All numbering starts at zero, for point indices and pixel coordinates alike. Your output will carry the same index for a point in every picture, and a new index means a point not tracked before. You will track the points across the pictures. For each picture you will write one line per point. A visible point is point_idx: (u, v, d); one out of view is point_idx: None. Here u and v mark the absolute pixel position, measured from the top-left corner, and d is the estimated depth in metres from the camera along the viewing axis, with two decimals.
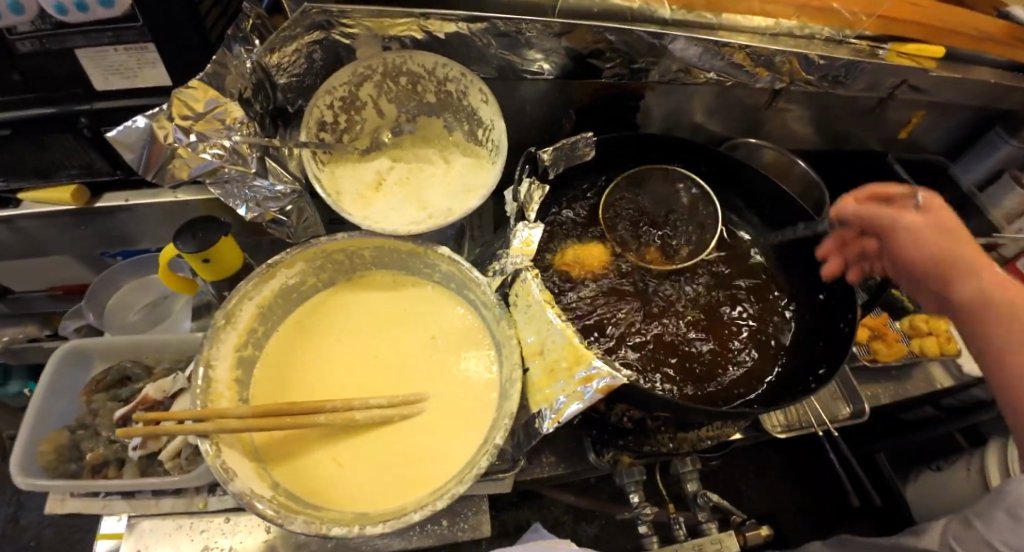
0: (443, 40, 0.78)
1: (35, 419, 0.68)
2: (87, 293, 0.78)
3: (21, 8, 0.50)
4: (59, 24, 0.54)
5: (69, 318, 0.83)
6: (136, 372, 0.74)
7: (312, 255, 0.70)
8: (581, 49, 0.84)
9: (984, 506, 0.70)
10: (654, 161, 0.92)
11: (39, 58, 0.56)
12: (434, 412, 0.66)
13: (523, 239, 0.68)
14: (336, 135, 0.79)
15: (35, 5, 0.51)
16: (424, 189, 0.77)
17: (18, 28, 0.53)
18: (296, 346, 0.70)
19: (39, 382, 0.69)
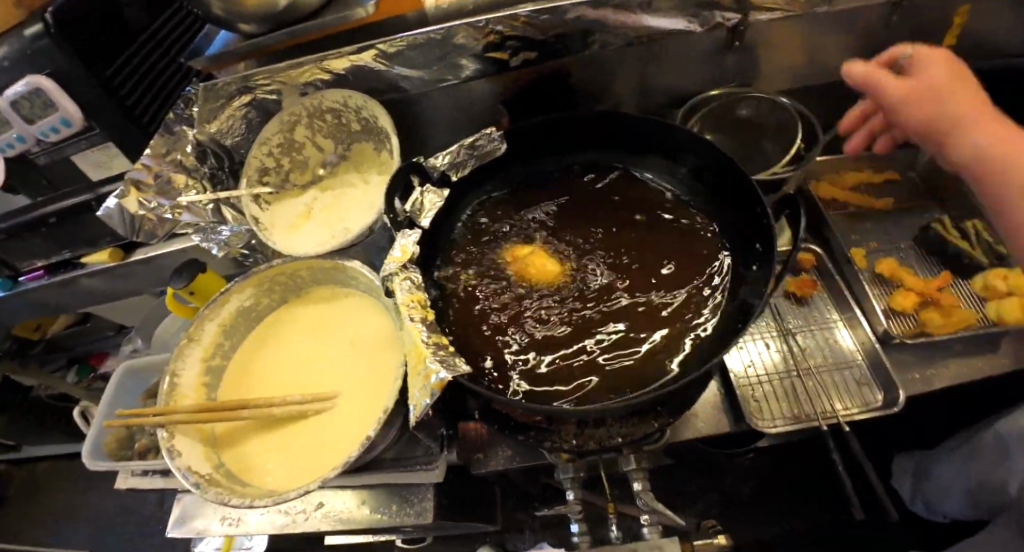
0: (346, 75, 0.85)
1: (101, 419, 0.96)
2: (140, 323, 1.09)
3: (25, 139, 0.74)
4: (52, 144, 0.77)
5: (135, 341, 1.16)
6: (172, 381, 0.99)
7: (257, 281, 0.84)
8: (477, 46, 0.84)
9: None
10: (567, 141, 0.87)
11: (50, 167, 0.82)
12: (342, 407, 0.76)
13: (399, 247, 0.72)
14: (283, 176, 0.92)
15: (33, 136, 0.74)
16: (345, 212, 0.86)
17: (33, 150, 0.77)
18: (255, 355, 0.86)
19: (104, 391, 0.97)
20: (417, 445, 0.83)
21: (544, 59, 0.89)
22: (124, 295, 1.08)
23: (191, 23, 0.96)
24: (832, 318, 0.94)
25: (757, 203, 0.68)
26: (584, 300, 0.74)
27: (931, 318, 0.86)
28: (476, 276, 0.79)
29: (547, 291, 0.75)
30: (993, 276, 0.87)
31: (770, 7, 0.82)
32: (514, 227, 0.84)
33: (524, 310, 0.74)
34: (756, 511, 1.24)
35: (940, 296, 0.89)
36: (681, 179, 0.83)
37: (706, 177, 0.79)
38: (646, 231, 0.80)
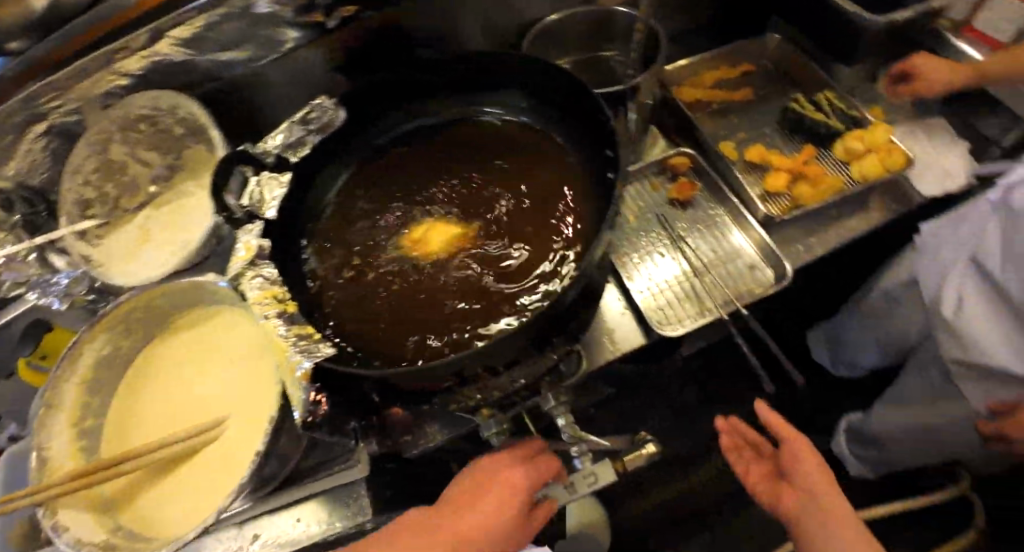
0: (147, 75, 0.76)
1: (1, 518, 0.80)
2: None
3: None
4: None
5: None
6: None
7: (110, 324, 0.75)
8: (290, 14, 0.76)
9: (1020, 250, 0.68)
10: (407, 94, 0.80)
11: None
12: (236, 431, 0.71)
13: (244, 245, 0.65)
14: (114, 204, 0.83)
15: None
16: (187, 225, 0.79)
17: None
18: (134, 403, 0.79)
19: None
20: (334, 445, 0.79)
21: (367, 12, 0.80)
22: None
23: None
24: (716, 213, 0.96)
25: (601, 113, 0.65)
26: (455, 251, 0.69)
27: (801, 191, 0.90)
28: (343, 260, 0.71)
29: (425, 262, 0.69)
30: (851, 140, 0.91)
31: None
32: (379, 204, 0.76)
33: (399, 283, 0.68)
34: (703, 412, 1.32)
35: (806, 169, 0.92)
36: (536, 108, 0.79)
37: (554, 97, 0.76)
38: (507, 167, 0.76)
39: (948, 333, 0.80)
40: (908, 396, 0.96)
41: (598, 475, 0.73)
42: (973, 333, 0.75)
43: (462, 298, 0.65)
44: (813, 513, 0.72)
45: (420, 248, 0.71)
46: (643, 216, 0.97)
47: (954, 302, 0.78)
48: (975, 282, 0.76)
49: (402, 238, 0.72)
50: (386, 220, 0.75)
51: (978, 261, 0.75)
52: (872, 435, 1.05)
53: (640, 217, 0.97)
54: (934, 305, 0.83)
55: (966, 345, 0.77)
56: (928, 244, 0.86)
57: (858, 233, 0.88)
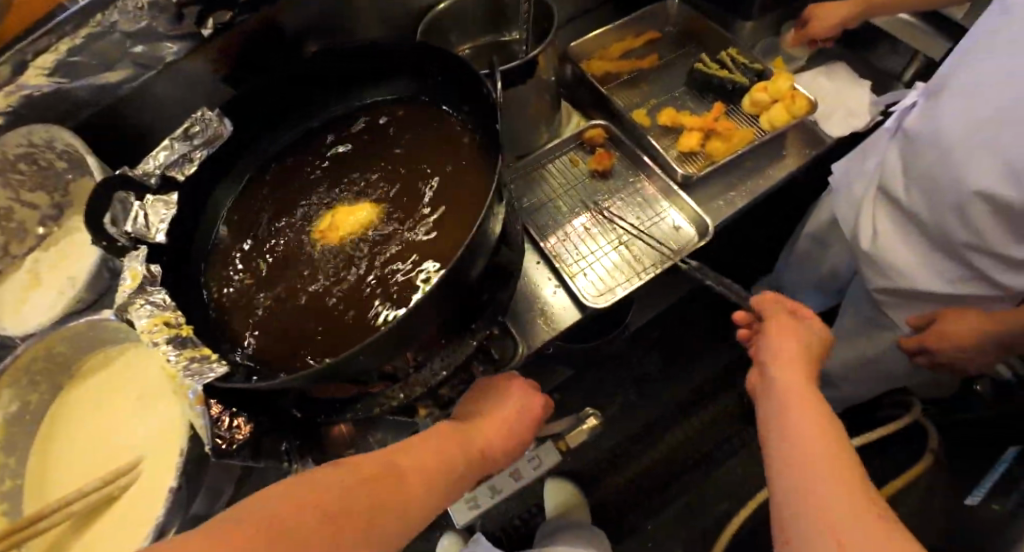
0: (16, 109, 0.72)
1: None
2: None
3: None
4: None
5: None
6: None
7: (10, 379, 0.70)
8: (162, 28, 0.73)
9: (915, 169, 0.71)
10: (296, 96, 0.78)
11: None
12: (160, 468, 0.68)
13: (129, 272, 0.61)
14: (3, 251, 0.79)
15: None
16: (75, 264, 0.74)
17: None
18: (52, 457, 0.74)
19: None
20: (269, 469, 0.75)
21: (244, 16, 0.77)
22: None
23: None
24: (638, 180, 0.95)
25: (481, 84, 0.64)
26: (358, 248, 0.67)
27: (714, 148, 0.91)
28: (252, 264, 0.70)
29: (332, 252, 0.68)
30: (757, 92, 0.92)
31: None
32: (285, 204, 0.75)
33: (307, 280, 0.67)
34: (667, 382, 1.32)
35: (718, 126, 0.93)
36: (430, 92, 0.77)
37: (443, 79, 0.74)
38: (407, 157, 0.74)
39: (869, 265, 0.81)
40: (848, 335, 0.97)
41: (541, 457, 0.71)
42: (891, 260, 0.77)
43: (367, 294, 0.63)
44: (803, 392, 0.47)
45: (327, 228, 0.70)
46: (566, 194, 0.96)
47: (870, 233, 0.79)
48: (886, 211, 0.78)
49: (307, 243, 0.70)
50: (291, 227, 0.73)
51: (885, 189, 0.77)
52: (824, 378, 1.07)
53: (565, 195, 0.96)
54: (853, 239, 0.84)
55: (888, 273, 0.78)
56: (841, 181, 0.86)
57: (775, 180, 0.89)
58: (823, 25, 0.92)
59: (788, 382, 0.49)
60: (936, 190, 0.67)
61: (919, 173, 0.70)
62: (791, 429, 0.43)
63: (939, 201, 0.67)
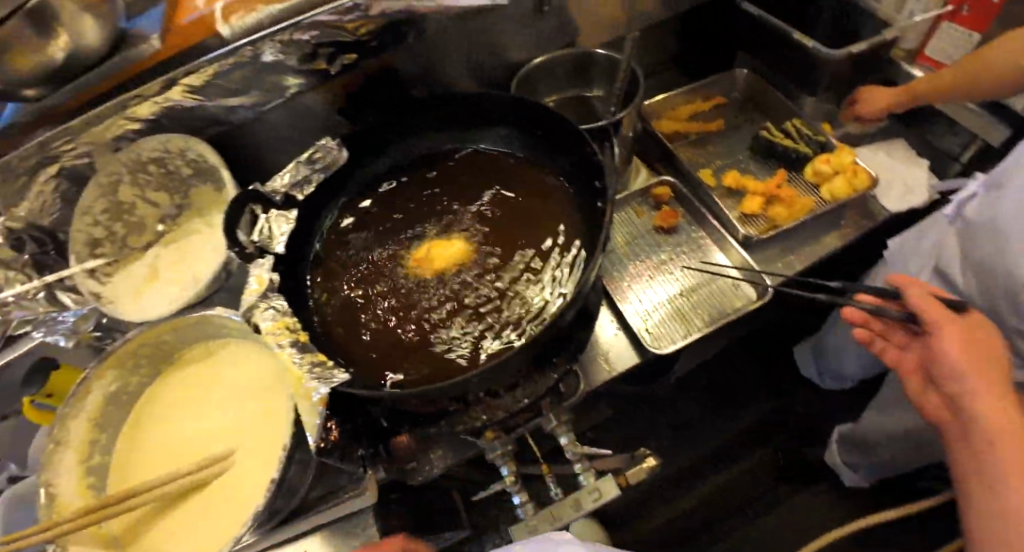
0: (158, 120, 0.80)
1: None
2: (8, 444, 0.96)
3: None
4: None
5: None
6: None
7: (118, 361, 0.77)
8: (293, 62, 0.82)
9: (972, 260, 0.75)
10: (401, 132, 0.85)
11: None
12: (245, 462, 0.72)
13: (256, 279, 0.69)
14: (120, 243, 0.86)
15: None
16: (195, 262, 0.80)
17: None
18: (141, 438, 0.79)
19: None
20: (340, 473, 0.79)
21: (365, 59, 0.88)
22: None
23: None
24: (700, 235, 1.01)
25: (583, 141, 0.71)
26: (454, 277, 0.74)
27: (777, 213, 0.96)
28: (351, 285, 0.76)
29: (430, 282, 0.74)
30: (819, 163, 0.96)
31: None
32: (383, 231, 0.81)
33: (405, 305, 0.73)
34: (702, 426, 1.35)
35: (780, 192, 0.98)
36: (524, 141, 0.84)
37: (539, 131, 0.81)
38: (499, 197, 0.81)
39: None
40: (892, 402, 1.00)
41: (601, 489, 0.75)
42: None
43: (462, 321, 0.70)
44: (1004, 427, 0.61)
45: (428, 259, 0.76)
46: (629, 241, 1.02)
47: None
48: (940, 290, 0.83)
49: (403, 267, 0.77)
50: (388, 250, 0.79)
51: (941, 270, 0.82)
52: (864, 442, 1.09)
53: (630, 241, 1.02)
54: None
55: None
56: (896, 255, 0.92)
57: (833, 249, 0.94)
58: (868, 107, 1.00)
59: (988, 425, 0.62)
60: (991, 283, 0.71)
61: (973, 262, 0.74)
62: (990, 459, 0.62)
63: (997, 295, 0.71)
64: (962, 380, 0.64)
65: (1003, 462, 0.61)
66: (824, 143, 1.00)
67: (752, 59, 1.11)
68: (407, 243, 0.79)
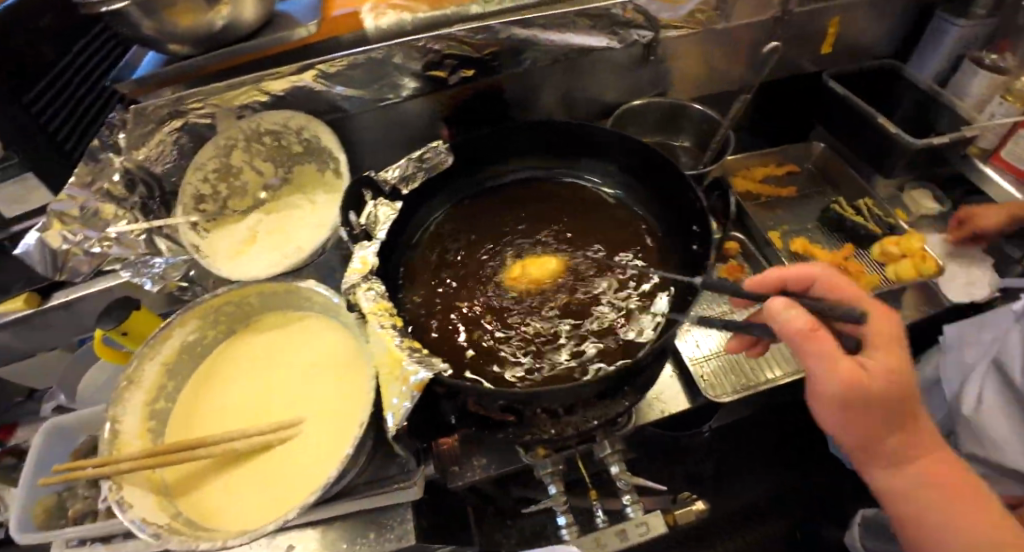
0: (285, 96, 0.85)
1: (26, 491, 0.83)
2: (64, 375, 0.99)
3: None
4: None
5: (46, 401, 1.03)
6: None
7: (204, 313, 0.80)
8: (417, 66, 0.87)
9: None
10: (503, 150, 0.91)
11: None
12: (309, 434, 0.72)
13: (360, 259, 0.72)
14: (220, 204, 0.89)
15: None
16: (292, 233, 0.85)
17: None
18: (205, 393, 0.80)
19: (26, 459, 0.84)
20: (392, 462, 0.80)
21: (481, 76, 0.94)
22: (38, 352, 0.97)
23: (112, 46, 0.88)
24: None
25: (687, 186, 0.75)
26: (544, 292, 0.77)
27: (842, 285, 0.98)
28: (443, 287, 0.80)
29: (519, 293, 0.77)
30: (887, 243, 0.99)
31: (676, 25, 0.95)
32: (476, 240, 0.85)
33: (493, 313, 0.76)
34: (721, 485, 1.34)
35: (847, 265, 1.01)
36: (620, 177, 0.89)
37: (638, 170, 0.86)
38: (592, 226, 0.85)
39: (968, 431, 0.83)
40: None
41: (649, 524, 0.75)
42: (991, 433, 0.78)
43: (550, 335, 0.72)
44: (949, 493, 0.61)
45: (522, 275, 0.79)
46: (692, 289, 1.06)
47: (973, 401, 0.81)
48: (995, 385, 0.79)
49: (493, 275, 0.80)
50: (480, 257, 0.83)
51: (999, 365, 0.79)
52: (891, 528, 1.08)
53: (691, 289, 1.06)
54: (957, 401, 0.86)
55: (985, 443, 0.80)
56: (951, 343, 0.89)
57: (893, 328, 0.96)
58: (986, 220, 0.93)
59: (907, 486, 0.62)
60: None
61: None
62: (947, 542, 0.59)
63: None
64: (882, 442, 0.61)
65: (926, 515, 0.61)
66: (896, 225, 1.01)
67: (835, 136, 1.14)
68: (499, 256, 0.83)
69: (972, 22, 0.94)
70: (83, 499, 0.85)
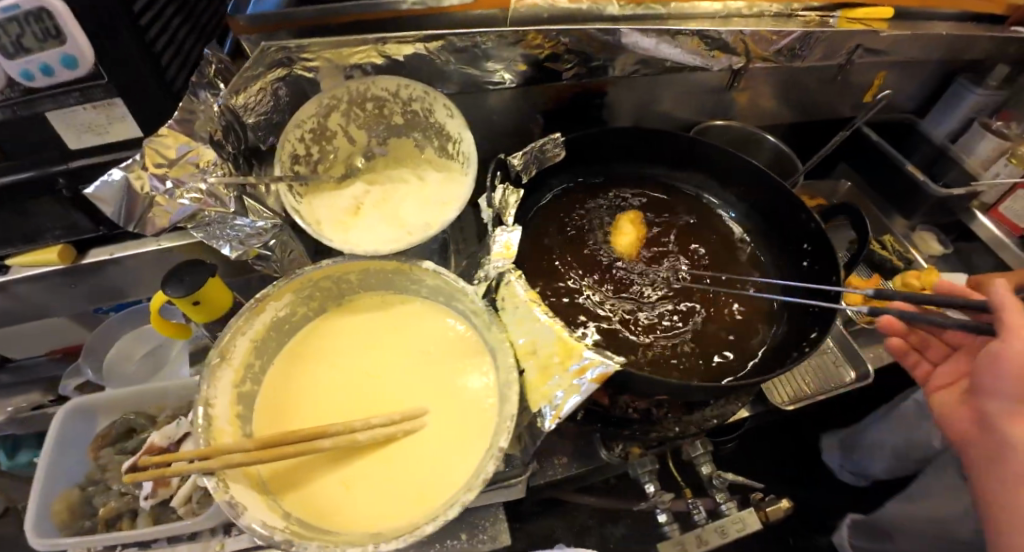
0: (402, 62, 0.81)
1: (44, 480, 0.70)
2: (85, 348, 0.84)
3: (75, 62, 0.54)
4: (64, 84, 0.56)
5: (69, 378, 0.86)
6: (180, 413, 0.78)
7: (300, 286, 0.71)
8: (538, 54, 0.85)
9: None
10: (612, 152, 0.92)
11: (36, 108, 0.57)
12: (436, 426, 0.67)
13: (502, 243, 0.69)
14: (311, 167, 0.81)
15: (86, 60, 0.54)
16: (400, 207, 0.78)
17: (69, 85, 0.56)
18: (295, 376, 0.71)
19: (44, 439, 0.71)
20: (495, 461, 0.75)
21: (589, 76, 0.94)
22: (52, 314, 0.82)
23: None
24: None
25: (803, 211, 0.82)
26: (664, 295, 0.81)
27: (869, 305, 1.02)
28: (569, 276, 0.81)
29: (641, 294, 0.80)
30: (910, 276, 1.07)
31: (765, 58, 0.99)
32: (594, 234, 0.87)
33: (624, 306, 0.79)
34: None
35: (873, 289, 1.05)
36: (718, 192, 0.94)
37: (739, 188, 0.92)
38: (694, 235, 0.90)
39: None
40: None
41: (745, 521, 0.78)
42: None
43: (679, 337, 0.76)
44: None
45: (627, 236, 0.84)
46: None
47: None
48: None
49: (611, 273, 0.83)
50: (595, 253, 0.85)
51: None
52: (881, 529, 1.20)
53: None
54: None
55: None
56: None
57: None
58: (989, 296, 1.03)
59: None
60: None
61: None
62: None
63: None
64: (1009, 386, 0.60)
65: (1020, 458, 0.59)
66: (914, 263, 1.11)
67: (859, 177, 1.27)
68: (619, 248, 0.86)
69: (988, 91, 1.08)
70: (118, 495, 0.72)
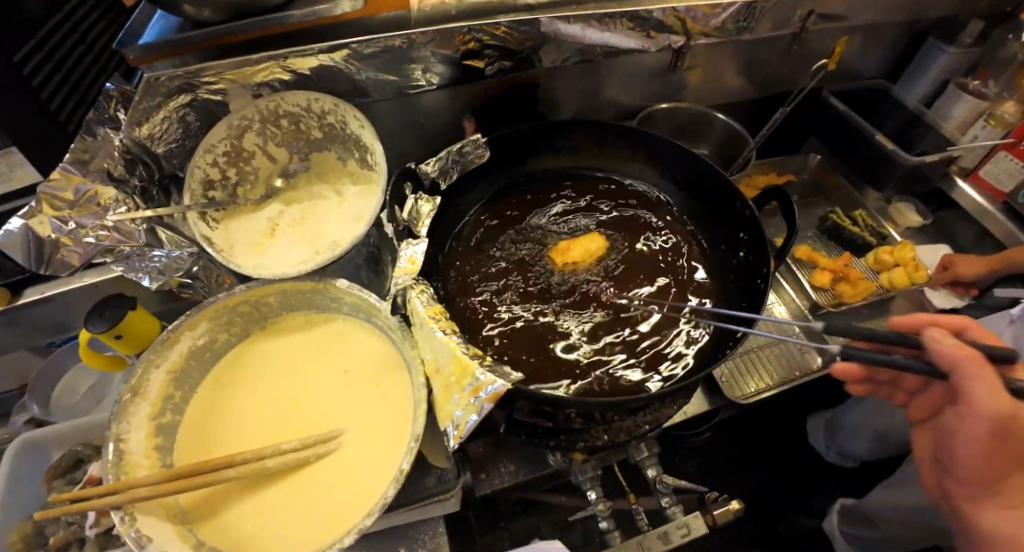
0: (310, 75, 0.77)
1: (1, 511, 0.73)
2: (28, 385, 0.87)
3: None
4: None
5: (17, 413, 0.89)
6: None
7: (215, 314, 0.71)
8: (455, 53, 0.82)
9: None
10: (540, 148, 0.89)
11: None
12: (350, 448, 0.67)
13: (407, 258, 0.68)
14: (229, 191, 0.81)
15: None
16: (317, 225, 0.79)
17: None
18: (216, 404, 0.72)
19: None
20: (428, 475, 0.74)
21: (517, 69, 0.90)
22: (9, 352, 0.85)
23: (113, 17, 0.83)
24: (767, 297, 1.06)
25: (739, 199, 0.79)
26: (593, 294, 0.78)
27: (844, 291, 1.01)
28: (496, 276, 0.80)
29: (569, 293, 0.78)
30: (882, 252, 1.04)
31: (707, 34, 0.93)
32: (526, 235, 0.85)
33: (546, 313, 0.76)
34: (711, 482, 1.40)
35: (849, 272, 1.04)
36: (657, 182, 0.91)
37: (677, 176, 0.89)
38: (631, 228, 0.87)
39: None
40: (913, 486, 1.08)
41: (690, 526, 0.76)
42: None
43: (603, 336, 0.74)
44: None
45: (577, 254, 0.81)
46: None
47: None
48: None
49: (536, 272, 0.81)
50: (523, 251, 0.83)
51: None
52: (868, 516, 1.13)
53: None
54: None
55: None
56: None
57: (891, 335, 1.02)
58: (966, 271, 0.97)
59: (1002, 517, 0.54)
60: None
61: None
62: None
63: None
64: (1009, 468, 0.54)
65: None
66: (888, 237, 1.08)
67: (828, 149, 1.19)
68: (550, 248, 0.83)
69: (960, 49, 1.00)
70: (66, 524, 0.74)
